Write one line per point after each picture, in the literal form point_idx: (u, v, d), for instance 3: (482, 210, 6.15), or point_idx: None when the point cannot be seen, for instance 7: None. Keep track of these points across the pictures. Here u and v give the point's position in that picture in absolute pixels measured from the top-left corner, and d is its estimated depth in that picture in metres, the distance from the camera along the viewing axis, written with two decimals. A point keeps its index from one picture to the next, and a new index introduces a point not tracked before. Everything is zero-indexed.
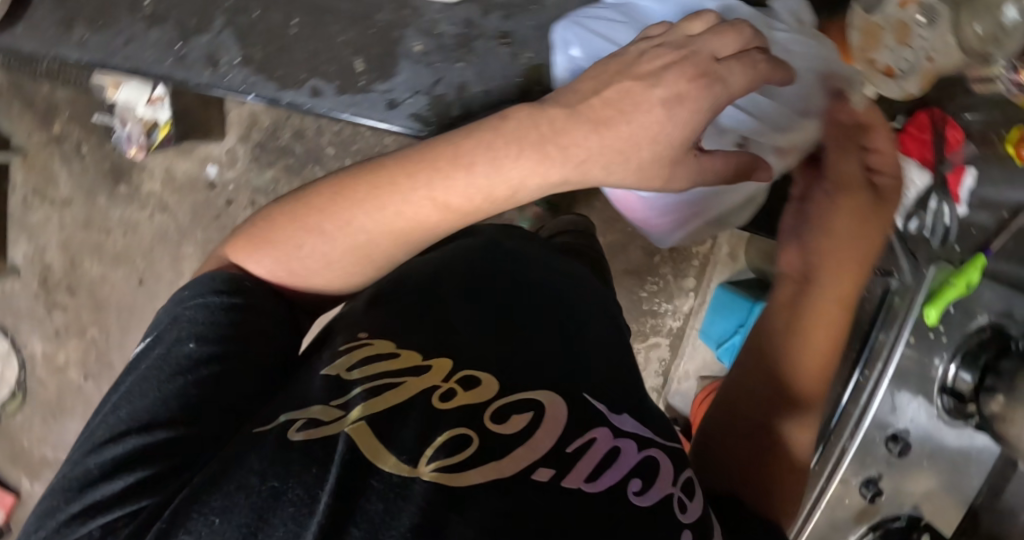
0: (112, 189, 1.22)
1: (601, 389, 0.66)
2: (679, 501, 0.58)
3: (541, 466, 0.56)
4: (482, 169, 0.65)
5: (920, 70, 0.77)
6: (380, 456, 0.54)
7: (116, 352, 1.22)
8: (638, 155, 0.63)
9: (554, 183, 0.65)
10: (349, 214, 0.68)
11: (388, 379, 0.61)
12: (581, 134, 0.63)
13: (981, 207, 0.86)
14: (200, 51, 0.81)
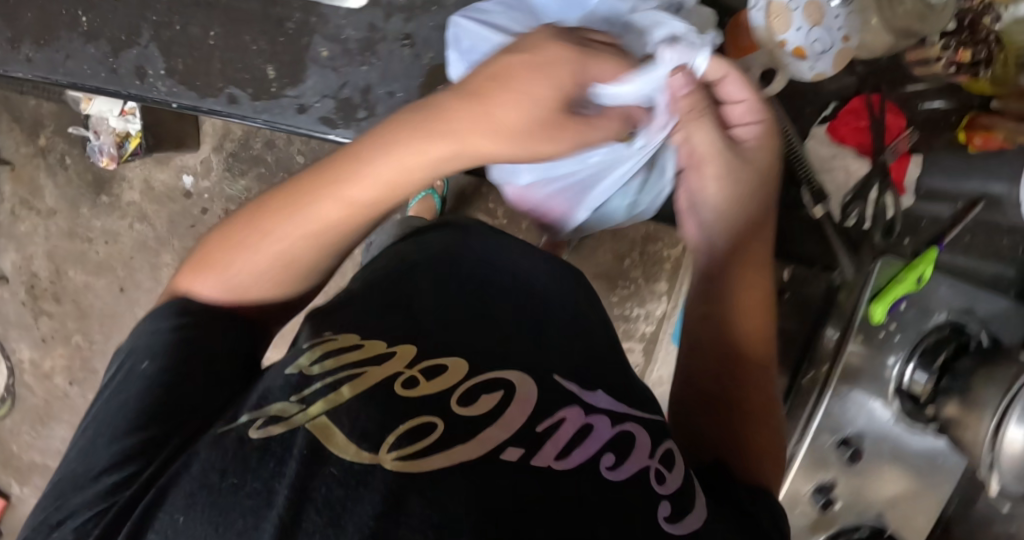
0: (95, 199, 1.26)
1: (567, 363, 0.60)
2: (656, 472, 0.53)
3: (509, 446, 0.51)
4: (411, 147, 0.57)
5: (835, 50, 0.71)
6: (331, 439, 0.48)
7: (99, 359, 1.26)
8: (510, 119, 0.56)
9: (445, 161, 0.58)
10: (282, 222, 0.60)
11: (342, 366, 0.54)
12: (460, 109, 0.56)
13: (929, 198, 0.83)
14: (130, 64, 0.84)
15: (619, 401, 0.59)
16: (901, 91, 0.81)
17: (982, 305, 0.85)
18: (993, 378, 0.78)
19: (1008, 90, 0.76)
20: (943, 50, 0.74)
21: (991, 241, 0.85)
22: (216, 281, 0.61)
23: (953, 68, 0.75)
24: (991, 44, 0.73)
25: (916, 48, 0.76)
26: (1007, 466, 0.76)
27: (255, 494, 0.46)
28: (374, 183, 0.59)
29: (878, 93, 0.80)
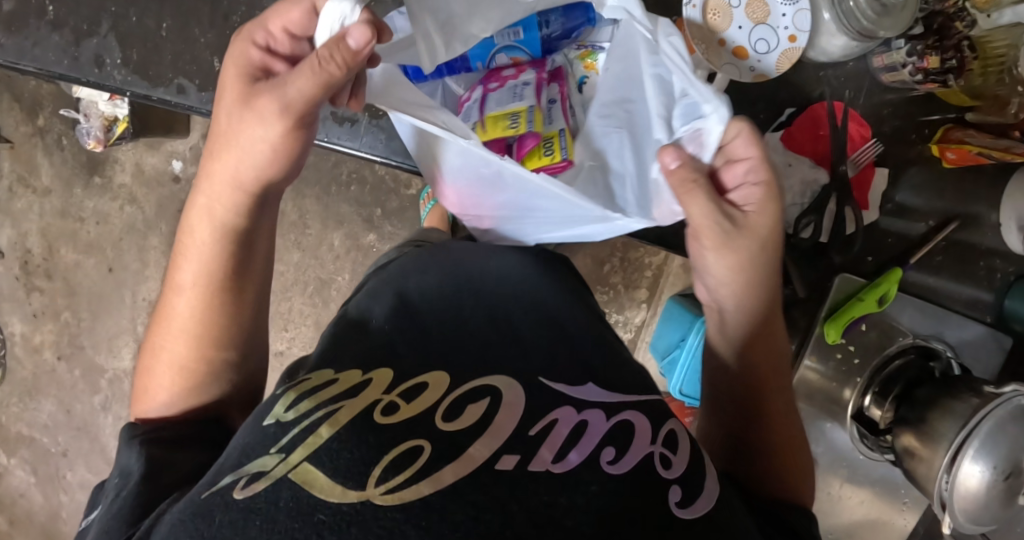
0: (88, 179, 1.29)
1: (548, 365, 0.61)
2: (662, 456, 0.54)
3: (504, 455, 0.51)
4: (209, 195, 0.64)
5: (783, 52, 0.69)
6: (313, 483, 0.48)
7: (87, 335, 1.31)
8: (235, 104, 0.60)
9: (240, 165, 0.62)
10: (167, 323, 0.66)
11: (319, 405, 0.54)
12: (230, 121, 0.62)
13: (897, 214, 0.78)
14: (90, 53, 0.84)
15: (608, 390, 0.60)
16: (869, 98, 0.76)
17: (951, 332, 0.81)
18: (950, 410, 0.72)
19: (980, 102, 0.74)
20: (908, 54, 0.71)
21: (965, 264, 0.79)
22: (162, 397, 0.65)
23: (920, 75, 0.71)
24: (962, 50, 0.70)
25: (879, 52, 0.73)
26: (961, 506, 0.71)
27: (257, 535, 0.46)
28: (200, 244, 0.65)
29: (840, 101, 0.75)
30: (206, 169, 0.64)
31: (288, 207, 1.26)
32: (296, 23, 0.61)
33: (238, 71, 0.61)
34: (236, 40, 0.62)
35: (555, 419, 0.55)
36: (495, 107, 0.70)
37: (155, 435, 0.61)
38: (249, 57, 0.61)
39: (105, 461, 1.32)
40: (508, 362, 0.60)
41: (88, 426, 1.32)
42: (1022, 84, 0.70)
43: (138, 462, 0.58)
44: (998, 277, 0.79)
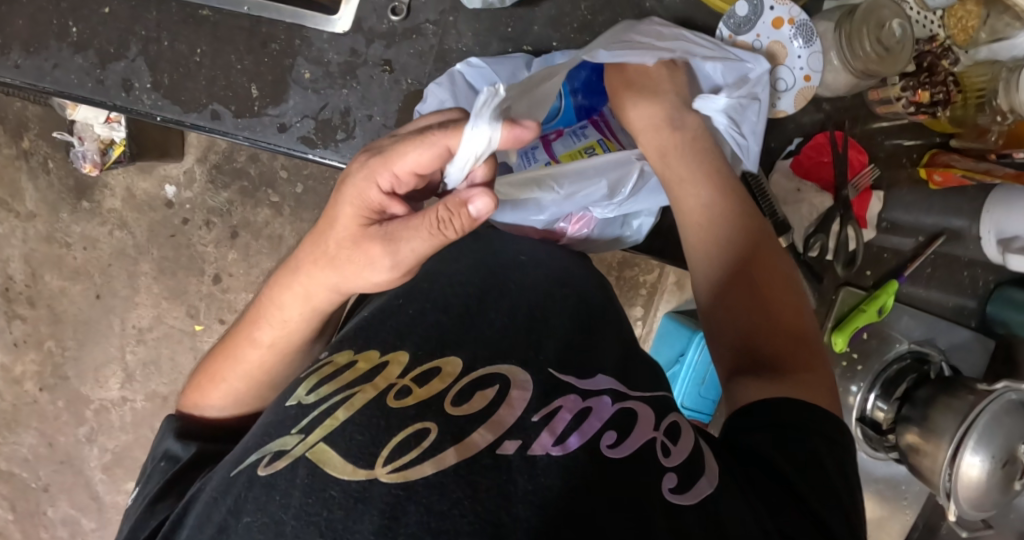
0: (75, 204, 1.26)
1: (563, 354, 0.62)
2: (662, 445, 0.57)
3: (506, 440, 0.54)
4: (306, 287, 0.63)
5: (798, 89, 0.75)
6: (327, 460, 0.52)
7: (72, 365, 1.28)
8: (340, 251, 0.59)
9: (333, 286, 0.62)
10: (236, 367, 0.67)
11: (337, 390, 0.58)
12: (332, 242, 0.59)
13: (890, 231, 0.84)
14: (116, 76, 0.84)
15: (619, 381, 0.62)
16: (865, 127, 0.82)
17: (942, 337, 0.88)
18: (950, 407, 0.79)
19: (961, 129, 0.82)
20: (903, 89, 0.77)
21: (952, 275, 0.87)
22: (216, 409, 0.68)
23: (913, 107, 0.78)
24: (948, 85, 0.78)
25: (875, 87, 0.79)
26: (964, 493, 0.78)
27: (266, 527, 0.50)
28: (288, 319, 0.65)
29: (841, 130, 0.81)
30: (304, 270, 0.62)
31: (286, 231, 1.27)
32: (425, 165, 0.55)
33: (355, 206, 0.58)
34: (358, 176, 0.57)
35: (558, 407, 0.57)
36: (565, 148, 0.75)
37: (197, 434, 0.67)
38: (368, 197, 0.57)
39: (90, 496, 1.31)
40: (521, 348, 0.61)
41: (72, 459, 1.30)
42: (1000, 115, 0.78)
43: (186, 451, 0.64)
44: (980, 284, 0.88)
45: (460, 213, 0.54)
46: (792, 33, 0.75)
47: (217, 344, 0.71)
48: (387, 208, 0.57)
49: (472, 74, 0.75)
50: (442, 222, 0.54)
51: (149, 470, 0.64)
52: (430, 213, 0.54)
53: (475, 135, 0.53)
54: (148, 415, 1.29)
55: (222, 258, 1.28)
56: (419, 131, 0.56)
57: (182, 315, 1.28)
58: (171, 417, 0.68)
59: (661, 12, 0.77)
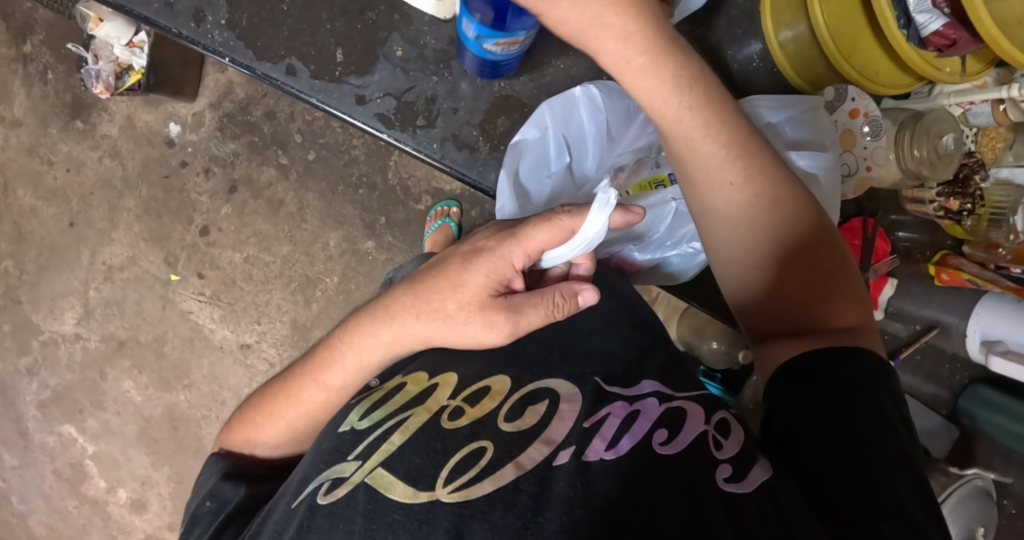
0: (67, 121, 1.19)
1: (606, 365, 0.64)
2: (714, 438, 0.60)
3: (560, 450, 0.58)
4: (395, 334, 0.65)
5: (859, 176, 0.84)
6: (388, 485, 0.56)
7: (26, 289, 1.20)
8: (444, 310, 0.63)
9: (428, 339, 0.65)
10: (295, 407, 0.67)
11: (390, 413, 0.61)
12: (444, 298, 0.64)
13: (895, 317, 0.95)
14: (189, 3, 0.79)
15: (669, 386, 0.64)
16: (887, 218, 0.92)
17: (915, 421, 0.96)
18: None
19: (973, 237, 0.90)
20: (937, 195, 0.86)
21: (934, 364, 0.96)
22: (268, 448, 0.69)
23: (942, 212, 0.87)
24: (975, 198, 0.86)
25: (913, 187, 0.88)
26: None
27: None
28: (363, 364, 0.66)
29: (872, 218, 0.89)
30: (397, 319, 0.65)
31: (288, 196, 1.23)
32: (550, 245, 0.63)
33: (486, 276, 0.63)
34: (495, 254, 0.63)
35: (606, 413, 0.60)
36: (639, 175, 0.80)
37: (248, 474, 0.67)
38: (498, 273, 0.63)
39: (17, 431, 1.22)
40: (567, 363, 0.64)
41: (4, 390, 1.21)
42: (1014, 233, 0.87)
43: (236, 493, 0.64)
44: (956, 377, 0.96)
45: (570, 299, 0.63)
46: (864, 125, 0.82)
47: (270, 381, 0.71)
48: (506, 288, 0.64)
49: (584, 98, 0.78)
50: (556, 305, 0.63)
51: (195, 516, 0.65)
52: (547, 295, 0.63)
53: (599, 215, 0.61)
54: (100, 358, 1.22)
55: (214, 211, 1.22)
56: (546, 217, 0.63)
57: (160, 261, 1.22)
58: (219, 456, 0.68)
59: (742, 76, 0.85)
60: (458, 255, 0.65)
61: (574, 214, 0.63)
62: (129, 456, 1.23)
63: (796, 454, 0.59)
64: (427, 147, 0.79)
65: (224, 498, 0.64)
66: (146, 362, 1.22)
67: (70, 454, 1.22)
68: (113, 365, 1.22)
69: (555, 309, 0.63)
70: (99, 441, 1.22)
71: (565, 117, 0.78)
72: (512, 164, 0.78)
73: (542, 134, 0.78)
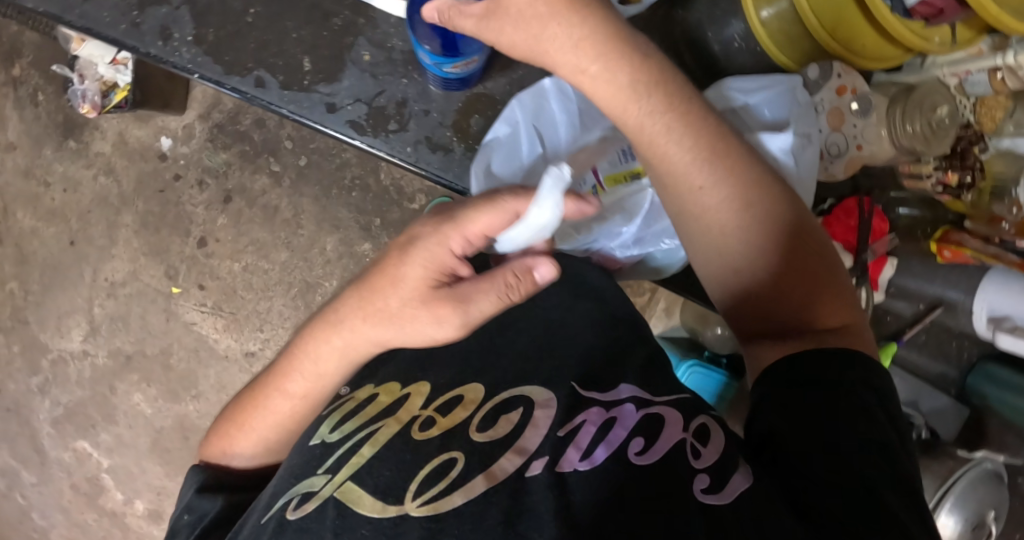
0: (61, 142, 1.20)
1: (582, 371, 0.64)
2: (692, 446, 0.59)
3: (534, 460, 0.57)
4: (348, 339, 0.62)
5: (849, 156, 0.80)
6: (356, 500, 0.55)
7: (31, 310, 1.23)
8: (388, 306, 0.61)
9: (382, 341, 0.62)
10: (263, 417, 0.66)
11: (361, 425, 0.62)
12: (389, 295, 0.61)
13: (898, 296, 0.91)
14: (155, 22, 0.79)
15: (648, 390, 0.64)
16: (886, 196, 0.88)
17: (923, 401, 0.93)
18: (929, 469, 0.84)
19: (974, 213, 0.87)
20: (935, 169, 0.82)
21: (941, 343, 0.93)
22: (244, 461, 0.67)
23: (941, 187, 0.83)
24: (974, 170, 0.83)
25: (909, 162, 0.83)
26: None
27: None
28: (321, 372, 0.64)
29: (870, 196, 0.85)
30: (348, 324, 0.62)
31: (282, 203, 1.23)
32: (495, 226, 0.60)
33: (426, 267, 0.60)
34: (432, 242, 0.60)
35: (582, 421, 0.60)
36: (610, 168, 0.76)
37: (227, 485, 0.66)
38: (439, 261, 0.60)
39: (33, 449, 1.25)
40: (543, 371, 0.64)
41: (19, 409, 1.24)
42: (1016, 207, 0.83)
43: (213, 506, 0.64)
44: (965, 356, 0.93)
45: (527, 278, 0.59)
46: (852, 101, 0.78)
47: (241, 389, 0.69)
48: (453, 276, 0.61)
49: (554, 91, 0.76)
50: (510, 286, 0.59)
51: (173, 529, 0.64)
52: (497, 277, 0.59)
53: (549, 194, 0.58)
54: (108, 373, 1.23)
55: (211, 222, 1.23)
56: (489, 199, 0.60)
57: (160, 274, 1.23)
58: (196, 467, 0.67)
59: (723, 59, 0.82)
60: (398, 247, 0.62)
61: (519, 195, 0.60)
62: (143, 468, 1.24)
63: (776, 455, 0.58)
64: (400, 151, 0.77)
65: (203, 513, 0.63)
66: (154, 374, 1.24)
67: (86, 469, 1.25)
68: (122, 380, 1.23)
69: (507, 292, 0.59)
70: (114, 454, 1.24)
71: (534, 110, 0.76)
72: (484, 160, 0.75)
73: (512, 129, 0.76)
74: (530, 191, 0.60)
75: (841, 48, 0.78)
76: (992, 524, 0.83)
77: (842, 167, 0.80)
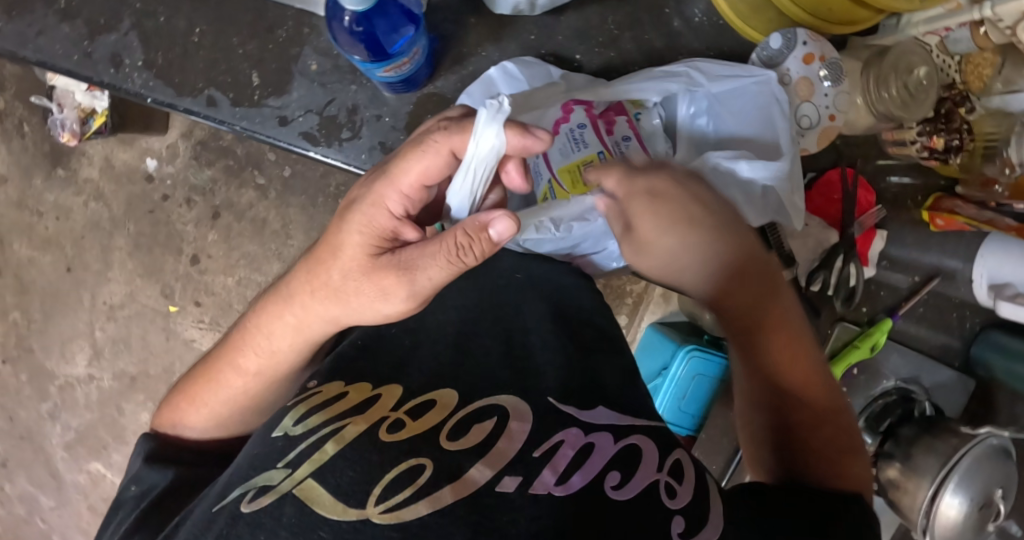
0: (49, 170, 1.21)
1: (561, 385, 0.61)
2: (666, 485, 0.55)
3: (506, 476, 0.53)
4: (302, 316, 0.61)
5: (821, 127, 0.73)
6: (316, 499, 0.51)
7: (36, 337, 1.25)
8: (334, 278, 0.59)
9: (335, 318, 0.61)
10: (217, 392, 0.65)
11: (329, 421, 0.57)
12: (337, 264, 0.58)
13: (890, 268, 0.86)
14: (105, 50, 0.80)
15: (618, 413, 0.61)
16: (874, 165, 0.83)
17: (927, 376, 0.88)
18: (932, 448, 0.80)
19: (967, 176, 0.82)
20: (918, 134, 0.76)
21: (940, 314, 0.88)
22: (196, 434, 0.66)
23: (926, 153, 0.78)
24: (962, 133, 0.77)
25: (892, 129, 0.78)
26: (941, 533, 0.78)
27: None
28: (276, 349, 0.63)
29: (853, 168, 0.81)
30: (299, 301, 0.61)
31: (269, 215, 1.22)
32: (431, 174, 0.56)
33: (364, 234, 0.57)
34: (368, 204, 0.57)
35: (560, 442, 0.57)
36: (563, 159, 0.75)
37: (174, 459, 0.63)
38: (378, 224, 0.57)
39: (49, 473, 1.28)
40: (521, 382, 0.61)
41: (32, 436, 1.27)
42: (1009, 167, 0.78)
43: (163, 477, 0.61)
44: (966, 325, 0.88)
45: (480, 237, 0.54)
46: (821, 69, 0.71)
47: (197, 362, 0.68)
48: (396, 240, 0.58)
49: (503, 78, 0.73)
50: (461, 248, 0.54)
51: (117, 500, 0.61)
52: (446, 240, 0.55)
53: (486, 131, 0.54)
54: (114, 395, 1.25)
55: (202, 238, 1.23)
56: (419, 144, 0.56)
57: (157, 294, 1.24)
58: (145, 437, 0.65)
59: (688, 34, 0.75)
60: (340, 212, 0.59)
61: (449, 132, 0.55)
62: None
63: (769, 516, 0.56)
64: (355, 159, 0.76)
65: (153, 484, 0.60)
66: (158, 393, 1.25)
67: (101, 490, 1.27)
68: (128, 400, 1.25)
69: (455, 255, 0.55)
70: None
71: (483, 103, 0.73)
72: None
73: None
74: (464, 124, 0.56)
75: (816, 18, 0.74)
76: (1000, 503, 0.79)
77: (814, 140, 0.74)
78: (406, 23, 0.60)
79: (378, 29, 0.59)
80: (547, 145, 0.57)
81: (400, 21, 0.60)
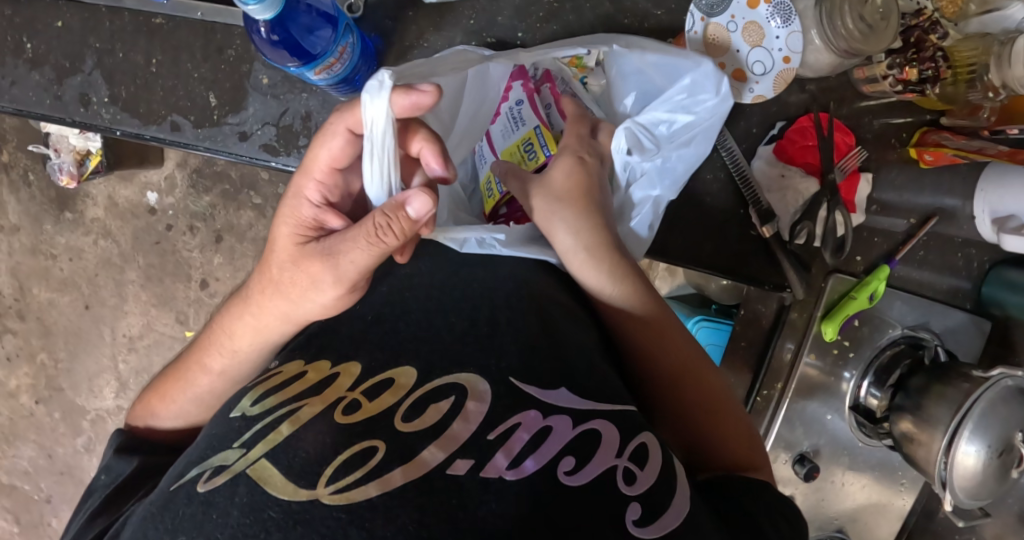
0: (58, 215, 1.26)
1: (524, 361, 0.55)
2: (624, 471, 0.51)
3: (458, 458, 0.49)
4: (257, 316, 0.62)
5: (778, 72, 0.71)
6: (268, 479, 0.47)
7: (65, 376, 1.30)
8: (273, 275, 0.60)
9: (290, 318, 0.61)
10: (185, 390, 0.65)
11: (284, 402, 0.52)
12: (274, 257, 0.60)
13: (881, 213, 0.80)
14: (73, 91, 0.81)
15: (581, 396, 0.55)
16: (853, 108, 0.77)
17: (935, 321, 0.84)
18: (944, 396, 0.76)
19: (953, 106, 0.76)
20: (888, 67, 0.72)
21: (945, 257, 0.83)
22: (165, 427, 0.66)
23: (900, 86, 0.72)
24: (936, 61, 0.71)
25: (861, 65, 0.74)
26: (960, 483, 0.75)
27: None
28: (238, 348, 0.63)
29: (826, 111, 0.76)
30: (255, 301, 0.62)
31: (271, 233, 1.22)
32: (339, 155, 0.58)
33: (291, 225, 0.59)
34: (291, 198, 0.59)
35: (516, 424, 0.51)
36: (506, 143, 0.73)
37: (140, 449, 0.63)
38: (302, 215, 0.59)
39: None
40: (483, 353, 0.55)
41: (71, 470, 1.33)
42: (992, 91, 0.73)
43: (128, 465, 0.61)
44: (975, 265, 0.84)
45: (398, 215, 0.54)
46: (768, 12, 0.70)
47: (171, 361, 0.68)
48: (323, 230, 0.59)
49: None
50: (380, 228, 0.54)
51: (88, 488, 0.60)
52: (365, 222, 0.55)
53: (372, 104, 0.54)
54: None
55: (208, 263, 1.24)
56: (322, 132, 0.58)
57: (172, 321, 1.26)
58: (118, 432, 0.65)
59: None
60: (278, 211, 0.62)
61: (343, 112, 0.57)
62: None
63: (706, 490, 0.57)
64: None
65: (120, 471, 0.60)
66: None
67: None
68: None
69: (372, 236, 0.55)
70: None
71: None
72: None
73: None
74: (355, 102, 0.57)
75: None
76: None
77: (778, 86, 0.71)
78: (324, 25, 0.66)
79: (294, 34, 0.65)
80: (436, 99, 0.55)
81: (318, 24, 0.66)
